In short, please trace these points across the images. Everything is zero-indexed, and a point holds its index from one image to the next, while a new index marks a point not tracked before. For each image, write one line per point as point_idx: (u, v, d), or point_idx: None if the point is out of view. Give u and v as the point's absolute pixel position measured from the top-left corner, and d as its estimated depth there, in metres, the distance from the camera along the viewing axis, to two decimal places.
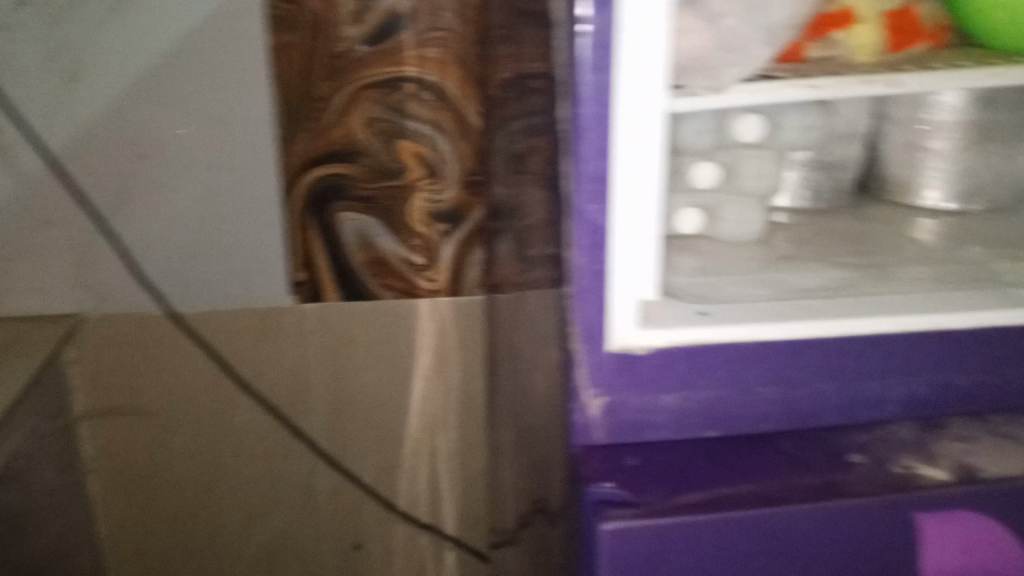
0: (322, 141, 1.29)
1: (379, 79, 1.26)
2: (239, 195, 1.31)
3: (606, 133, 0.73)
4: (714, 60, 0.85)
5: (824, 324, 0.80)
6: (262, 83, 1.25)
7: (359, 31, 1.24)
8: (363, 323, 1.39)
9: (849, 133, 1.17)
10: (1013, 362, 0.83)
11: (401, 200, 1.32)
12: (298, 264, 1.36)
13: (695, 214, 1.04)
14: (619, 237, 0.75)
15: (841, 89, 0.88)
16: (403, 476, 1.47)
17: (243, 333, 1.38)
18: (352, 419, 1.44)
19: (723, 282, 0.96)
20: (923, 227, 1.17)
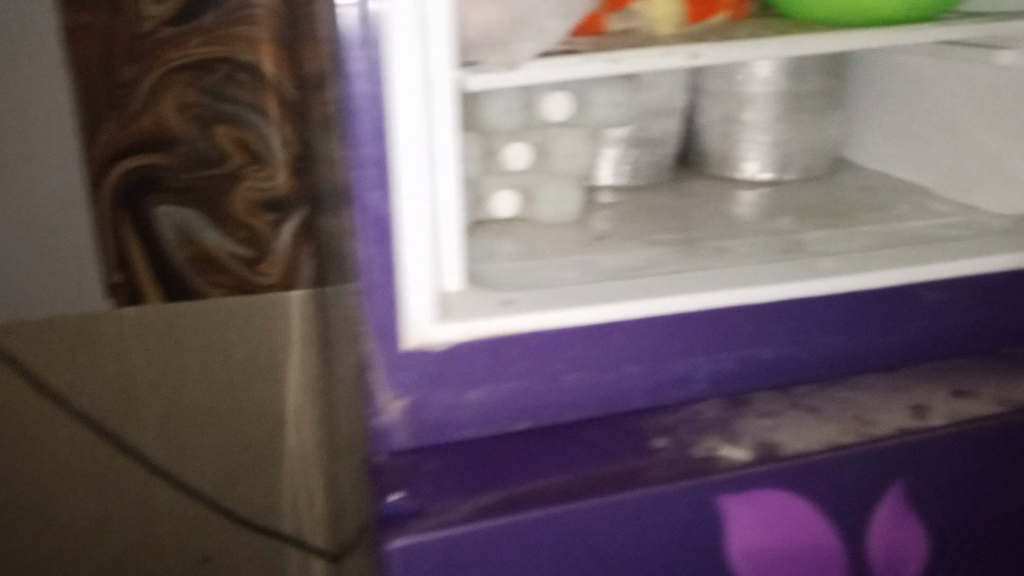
0: (131, 131, 1.12)
1: (190, 61, 1.11)
2: (23, 187, 1.11)
3: (382, 113, 0.66)
4: (505, 36, 0.81)
5: (631, 307, 0.76)
6: (41, 62, 1.07)
7: (159, 10, 1.09)
8: (193, 320, 1.22)
9: (663, 107, 1.17)
10: (815, 331, 0.83)
11: (226, 191, 1.17)
12: (111, 264, 1.17)
13: (512, 196, 1.01)
14: (407, 227, 0.69)
15: (644, 64, 0.85)
16: (251, 486, 1.31)
17: (53, 341, 1.17)
18: (194, 422, 1.26)
19: (537, 268, 0.92)
20: (742, 198, 1.17)
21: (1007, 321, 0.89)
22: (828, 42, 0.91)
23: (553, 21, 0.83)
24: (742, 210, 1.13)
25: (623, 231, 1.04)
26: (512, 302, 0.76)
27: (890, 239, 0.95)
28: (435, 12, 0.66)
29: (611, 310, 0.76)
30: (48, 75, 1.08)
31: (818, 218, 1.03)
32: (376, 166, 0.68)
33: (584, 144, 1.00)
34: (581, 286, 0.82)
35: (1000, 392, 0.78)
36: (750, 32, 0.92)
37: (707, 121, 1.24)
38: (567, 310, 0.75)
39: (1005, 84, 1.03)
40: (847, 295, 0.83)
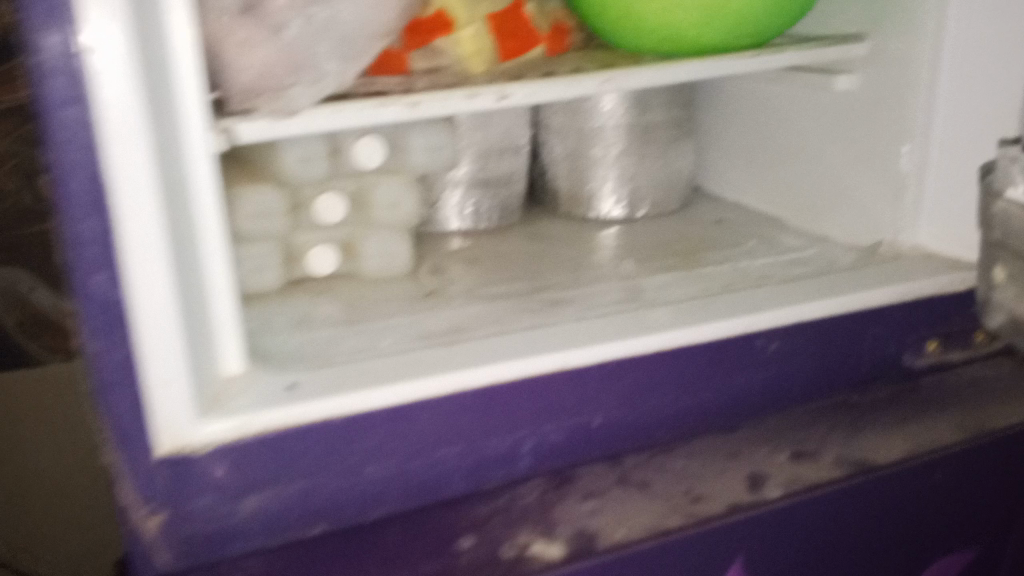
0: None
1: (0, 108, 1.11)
2: None
3: (99, 184, 0.55)
4: (283, 80, 0.70)
5: (432, 382, 0.69)
6: None
7: None
8: (22, 390, 1.21)
9: (505, 147, 1.09)
10: (648, 393, 0.76)
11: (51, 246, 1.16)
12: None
13: (331, 252, 0.90)
14: (142, 318, 0.58)
15: (443, 106, 0.77)
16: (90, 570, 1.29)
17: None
18: (22, 501, 1.24)
19: (346, 336, 0.79)
20: (594, 238, 1.11)
21: (854, 365, 0.84)
22: (651, 74, 0.86)
23: (339, 62, 0.72)
24: (593, 253, 1.05)
25: (450, 284, 0.93)
26: (295, 388, 0.67)
27: (731, 281, 0.90)
28: (178, 70, 0.61)
29: (410, 387, 0.68)
30: None
31: (662, 261, 0.99)
32: (96, 247, 0.57)
33: (408, 192, 0.89)
34: (385, 358, 0.73)
35: (841, 448, 0.73)
36: (573, 68, 0.86)
37: (553, 158, 1.17)
38: (359, 395, 0.67)
39: (845, 111, 0.99)
40: (679, 351, 0.77)
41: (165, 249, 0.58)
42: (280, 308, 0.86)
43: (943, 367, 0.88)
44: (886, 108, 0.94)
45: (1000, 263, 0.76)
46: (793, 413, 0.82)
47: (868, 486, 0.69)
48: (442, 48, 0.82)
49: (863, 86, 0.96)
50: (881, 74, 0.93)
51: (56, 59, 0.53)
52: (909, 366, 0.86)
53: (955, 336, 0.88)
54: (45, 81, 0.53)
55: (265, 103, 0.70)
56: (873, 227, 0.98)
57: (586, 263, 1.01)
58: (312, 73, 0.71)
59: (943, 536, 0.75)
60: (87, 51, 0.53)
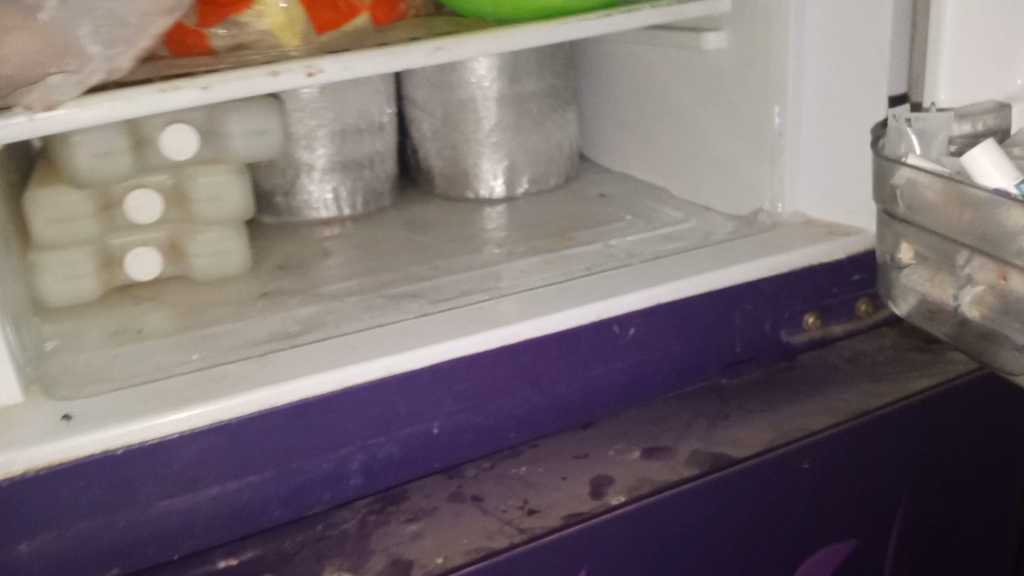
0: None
1: None
2: None
3: None
4: (47, 70, 0.63)
5: (228, 403, 0.61)
6: None
7: None
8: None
9: (362, 126, 1.00)
10: (493, 395, 0.69)
11: None
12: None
13: (152, 255, 0.81)
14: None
15: (237, 87, 0.68)
16: None
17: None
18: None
19: (158, 352, 0.71)
20: (469, 221, 1.02)
21: (725, 346, 0.77)
22: (488, 41, 0.78)
23: (109, 46, 0.65)
24: (462, 238, 0.97)
25: (291, 282, 0.84)
26: (72, 418, 0.59)
27: (595, 263, 0.83)
28: None
29: (207, 409, 0.60)
30: None
31: (531, 243, 0.92)
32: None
33: (234, 183, 0.81)
34: (188, 375, 0.65)
35: (700, 441, 0.66)
36: (406, 37, 0.78)
37: (423, 136, 1.08)
38: (141, 422, 0.59)
39: (718, 72, 0.92)
40: (525, 345, 0.69)
41: None
42: (96, 321, 0.78)
43: (825, 342, 0.82)
44: (756, 67, 0.87)
45: (907, 241, 0.71)
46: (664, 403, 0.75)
47: (724, 483, 0.63)
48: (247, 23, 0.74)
49: (733, 43, 0.89)
50: (748, 30, 0.87)
51: None
52: (787, 343, 0.80)
53: (836, 308, 0.82)
54: None
55: (25, 97, 0.62)
56: (752, 195, 0.91)
57: (451, 249, 0.93)
58: (78, 62, 0.64)
59: (814, 526, 0.69)
60: None
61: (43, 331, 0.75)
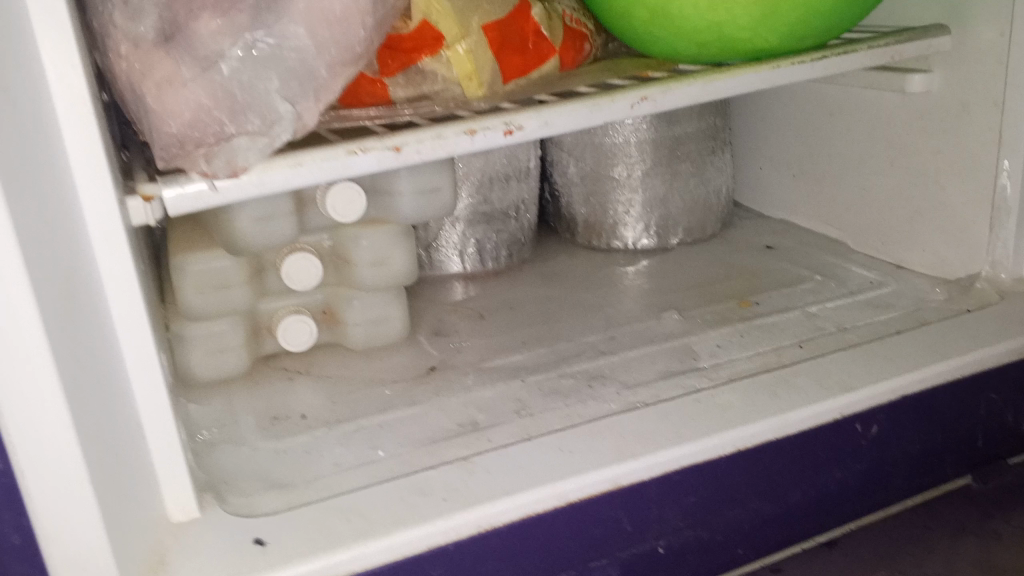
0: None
1: None
2: None
3: None
4: (224, 125, 0.52)
5: (450, 522, 0.49)
6: None
7: None
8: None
9: (510, 172, 0.87)
10: (723, 505, 0.58)
11: None
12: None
13: (308, 321, 0.71)
14: (29, 471, 0.41)
15: (434, 148, 0.57)
16: None
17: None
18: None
19: (332, 446, 0.59)
20: (605, 279, 0.90)
21: (968, 439, 0.67)
22: (692, 91, 0.67)
23: (297, 100, 0.53)
24: (616, 297, 0.85)
25: (457, 354, 0.72)
26: (266, 542, 0.48)
27: (807, 336, 0.72)
28: (64, 135, 0.44)
29: (424, 532, 0.49)
30: None
31: (710, 307, 0.80)
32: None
33: (399, 246, 0.70)
34: (384, 487, 0.53)
35: (976, 566, 0.60)
36: (596, 83, 0.67)
37: (568, 179, 0.94)
38: (351, 549, 0.47)
39: (923, 117, 0.81)
40: (763, 449, 0.58)
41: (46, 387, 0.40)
42: (246, 401, 0.67)
43: None
44: (973, 113, 0.76)
45: None
46: (899, 525, 0.64)
47: None
48: (432, 72, 0.64)
49: (947, 86, 0.78)
50: (969, 74, 0.76)
51: None
52: None
53: None
54: None
55: (204, 164, 0.51)
56: (966, 256, 0.80)
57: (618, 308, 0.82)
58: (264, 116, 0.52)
59: None
60: None
61: (193, 416, 0.64)
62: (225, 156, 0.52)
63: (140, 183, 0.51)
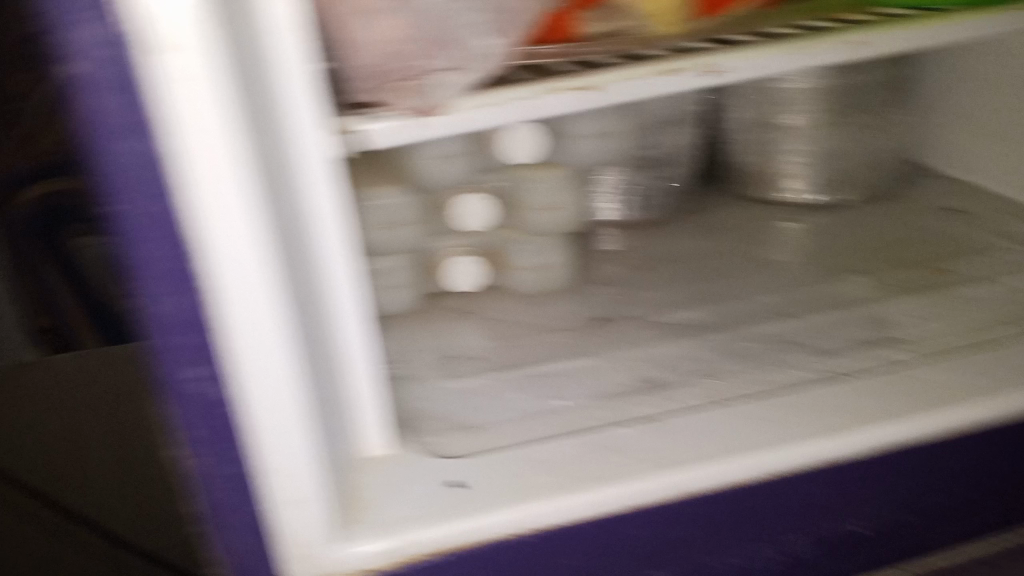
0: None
1: None
2: None
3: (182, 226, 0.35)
4: (428, 59, 0.48)
5: (653, 485, 0.49)
6: None
7: None
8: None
9: (683, 116, 0.81)
10: (920, 493, 0.54)
11: None
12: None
13: (476, 262, 0.71)
14: (258, 411, 0.41)
15: (631, 90, 0.53)
16: None
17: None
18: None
19: (507, 393, 0.60)
20: (763, 236, 0.85)
21: None
22: (921, 33, 0.58)
23: (503, 35, 0.49)
24: (771, 248, 0.82)
25: (626, 304, 0.71)
26: (467, 485, 0.51)
27: (1013, 314, 0.66)
28: (279, 67, 0.40)
29: (625, 493, 0.49)
30: None
31: (898, 274, 0.75)
32: (193, 315, 0.37)
33: (568, 190, 0.67)
34: (577, 440, 0.53)
35: None
36: (806, 24, 0.60)
37: (733, 128, 0.90)
38: (548, 503, 0.48)
39: None
40: (976, 435, 0.54)
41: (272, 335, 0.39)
42: (418, 340, 0.68)
43: None
44: None
45: None
46: None
47: None
48: (628, 6, 0.58)
49: None
50: None
51: (105, 71, 0.31)
52: None
53: None
54: (88, 104, 0.32)
55: (409, 99, 0.48)
56: None
57: (783, 261, 0.79)
58: (464, 47, 0.48)
59: None
60: (165, 51, 0.32)
61: None
62: (428, 93, 0.48)
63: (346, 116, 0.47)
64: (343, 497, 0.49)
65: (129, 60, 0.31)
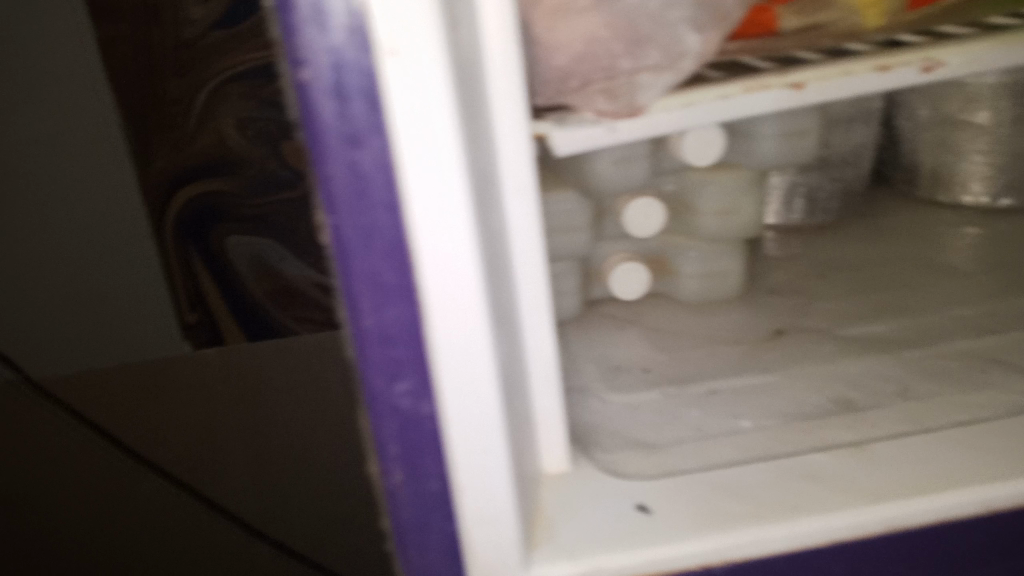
0: (186, 155, 1.01)
1: (249, 67, 0.99)
2: (92, 240, 1.04)
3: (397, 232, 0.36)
4: (618, 59, 0.47)
5: (853, 518, 0.46)
6: (90, 89, 0.96)
7: (208, 12, 0.96)
8: (282, 367, 1.15)
9: (856, 114, 0.79)
10: None
11: (302, 212, 1.06)
12: (185, 304, 1.09)
13: (642, 270, 0.68)
14: (455, 429, 0.41)
15: (837, 89, 0.51)
16: (346, 535, 1.26)
17: (133, 399, 1.13)
18: (283, 478, 1.22)
19: (689, 408, 0.59)
20: (940, 244, 0.79)
21: None
22: None
23: (704, 32, 0.48)
24: (948, 254, 0.76)
25: (802, 316, 0.69)
26: (651, 510, 0.48)
27: None
28: (490, 72, 0.40)
29: (824, 525, 0.46)
30: (96, 94, 0.96)
31: None
32: (395, 324, 0.38)
33: (748, 196, 0.66)
34: (769, 468, 0.51)
35: None
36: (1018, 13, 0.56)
37: (914, 124, 0.83)
38: (749, 534, 0.45)
39: None
40: None
41: (478, 344, 0.39)
42: (582, 345, 0.69)
43: None
44: None
45: None
46: None
47: None
48: None
49: None
50: None
51: (327, 78, 0.33)
52: None
53: None
54: (311, 111, 0.34)
55: (603, 101, 0.48)
56: None
57: (965, 267, 0.73)
58: (668, 48, 0.47)
59: None
60: (381, 59, 0.33)
61: None
62: (628, 96, 0.47)
63: (534, 120, 0.48)
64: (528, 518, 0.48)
65: (361, 71, 0.33)
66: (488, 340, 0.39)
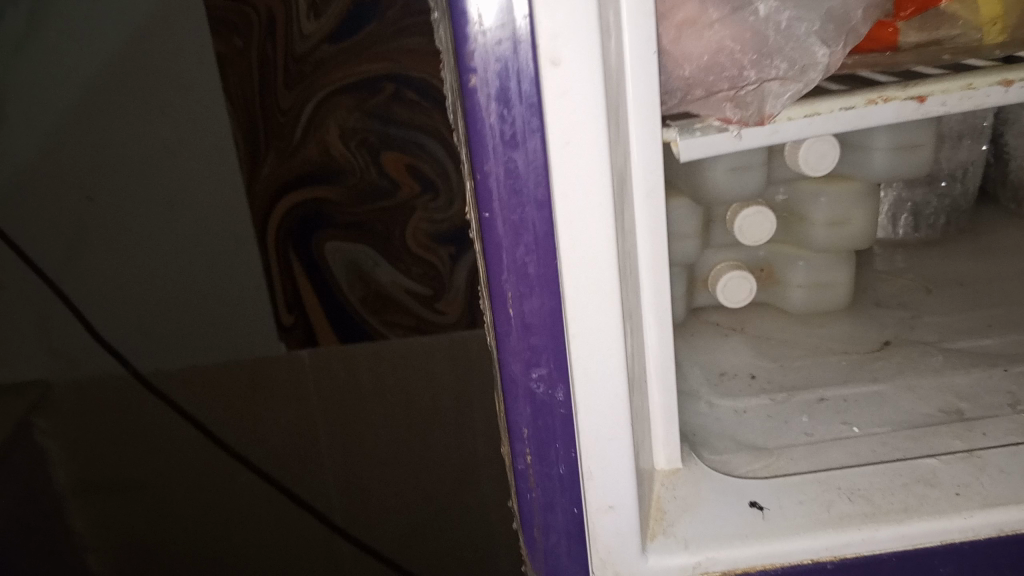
0: (292, 162, 1.06)
1: (353, 80, 1.02)
2: (206, 242, 1.10)
3: (542, 230, 0.39)
4: (744, 69, 0.50)
5: (967, 522, 0.47)
6: (213, 101, 1.02)
7: (319, 27, 0.99)
8: (372, 368, 1.19)
9: (964, 130, 0.79)
10: None
11: (400, 223, 1.11)
12: (283, 307, 1.15)
13: (749, 280, 0.69)
14: (585, 415, 0.43)
15: (961, 100, 0.52)
16: (431, 534, 1.30)
17: (232, 394, 1.19)
18: (369, 479, 1.26)
19: (797, 415, 0.60)
20: None
21: None
22: None
23: (831, 45, 0.50)
24: None
25: (911, 329, 0.69)
26: (765, 507, 0.49)
27: None
28: (625, 83, 0.42)
29: (938, 527, 0.47)
30: (217, 103, 1.02)
31: None
32: (535, 314, 0.41)
33: (861, 203, 0.69)
34: (882, 471, 0.51)
35: None
36: None
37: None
38: (863, 531, 0.47)
39: None
40: None
41: (609, 340, 0.42)
42: (685, 352, 0.70)
43: None
44: None
45: None
46: None
47: None
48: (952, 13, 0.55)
49: None
50: None
51: (494, 85, 0.36)
52: None
53: None
54: (477, 115, 0.37)
55: (731, 109, 0.50)
56: None
57: None
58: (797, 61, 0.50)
59: None
60: (543, 69, 0.36)
61: None
62: (756, 103, 0.50)
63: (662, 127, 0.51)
64: (645, 510, 0.49)
65: (521, 77, 0.36)
66: (618, 335, 0.42)
